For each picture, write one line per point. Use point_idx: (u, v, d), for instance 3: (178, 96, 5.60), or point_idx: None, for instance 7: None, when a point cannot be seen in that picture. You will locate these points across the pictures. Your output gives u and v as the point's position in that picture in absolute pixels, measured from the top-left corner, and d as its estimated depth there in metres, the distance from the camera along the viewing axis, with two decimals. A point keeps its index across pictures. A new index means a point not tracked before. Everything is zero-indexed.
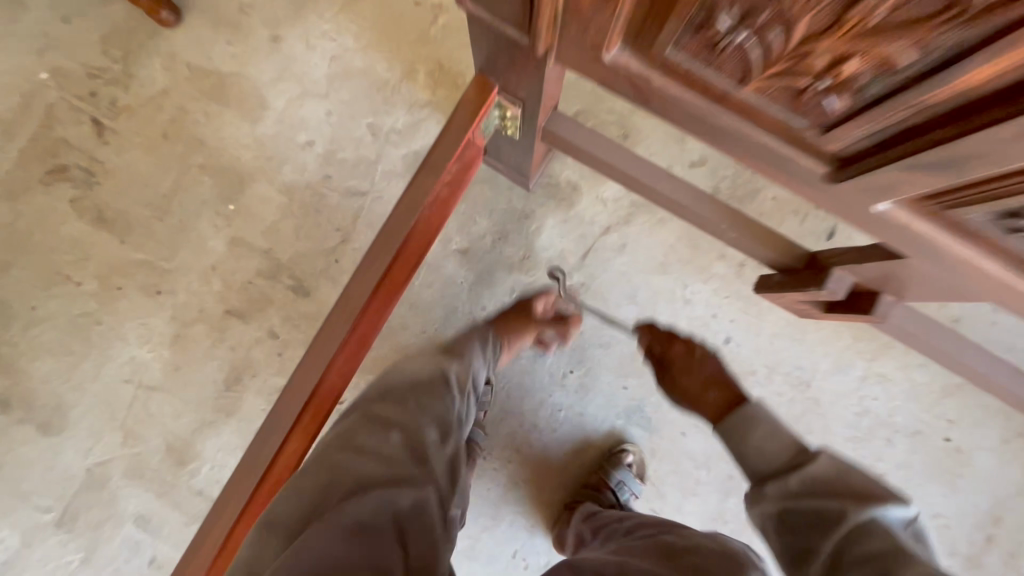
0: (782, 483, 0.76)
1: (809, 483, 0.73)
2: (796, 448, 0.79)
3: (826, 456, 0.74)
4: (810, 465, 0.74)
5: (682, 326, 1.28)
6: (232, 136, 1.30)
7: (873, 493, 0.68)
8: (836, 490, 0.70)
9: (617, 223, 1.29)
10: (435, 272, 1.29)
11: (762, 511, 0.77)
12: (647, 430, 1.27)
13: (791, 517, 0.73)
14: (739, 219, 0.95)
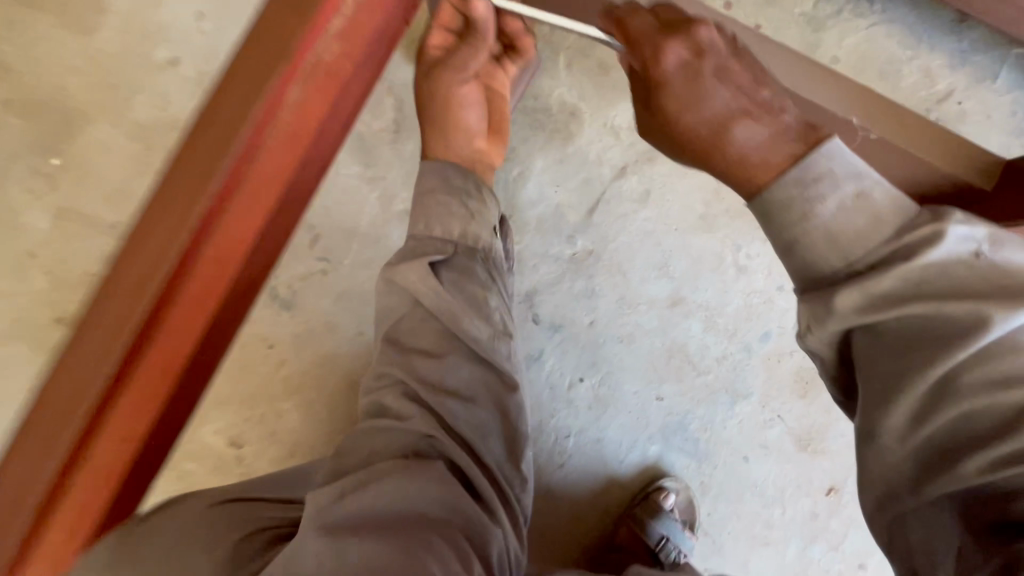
0: (874, 281, 0.38)
1: (899, 258, 0.38)
2: (898, 211, 0.39)
3: (960, 228, 0.37)
4: (926, 244, 0.37)
5: (736, 306, 0.89)
6: (51, 56, 0.85)
7: (1002, 272, 0.37)
8: (948, 278, 0.37)
9: (635, 162, 0.89)
10: (374, 246, 0.87)
11: (821, 332, 0.40)
12: (694, 458, 0.89)
13: (870, 346, 0.39)
14: (877, 113, 0.62)
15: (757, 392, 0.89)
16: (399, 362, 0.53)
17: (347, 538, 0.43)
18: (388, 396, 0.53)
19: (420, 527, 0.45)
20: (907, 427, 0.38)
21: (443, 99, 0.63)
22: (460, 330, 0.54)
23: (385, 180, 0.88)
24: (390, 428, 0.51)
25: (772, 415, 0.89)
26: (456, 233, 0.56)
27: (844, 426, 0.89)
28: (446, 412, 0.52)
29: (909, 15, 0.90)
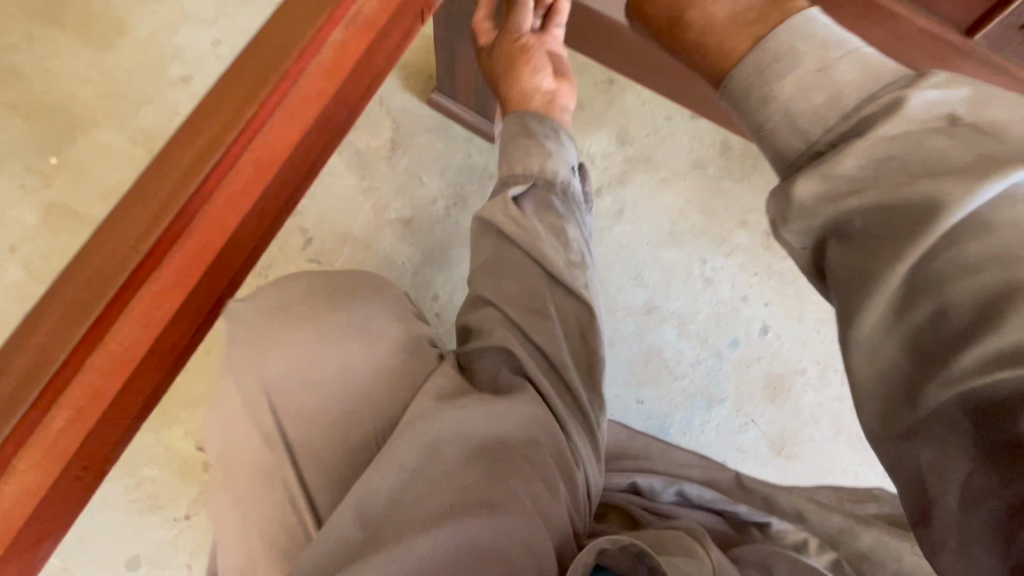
0: (831, 167, 0.33)
1: (850, 135, 0.33)
2: (864, 90, 0.34)
3: (927, 97, 0.32)
4: (881, 117, 0.32)
5: (706, 314, 0.95)
6: (66, 68, 0.91)
7: (985, 130, 0.30)
8: (926, 153, 0.31)
9: (609, 185, 0.99)
10: (365, 250, 0.91)
11: (796, 228, 0.34)
12: None
13: (866, 226, 0.31)
14: None
15: (730, 397, 0.93)
16: (488, 288, 0.60)
17: (384, 325, 0.56)
18: (480, 314, 0.59)
19: (508, 456, 0.47)
20: (933, 311, 0.28)
21: (514, 74, 0.71)
22: (539, 254, 0.59)
23: (380, 192, 0.93)
24: (485, 348, 0.56)
25: (746, 419, 0.93)
26: (537, 167, 0.65)
27: (813, 430, 0.93)
28: (533, 334, 0.57)
29: None
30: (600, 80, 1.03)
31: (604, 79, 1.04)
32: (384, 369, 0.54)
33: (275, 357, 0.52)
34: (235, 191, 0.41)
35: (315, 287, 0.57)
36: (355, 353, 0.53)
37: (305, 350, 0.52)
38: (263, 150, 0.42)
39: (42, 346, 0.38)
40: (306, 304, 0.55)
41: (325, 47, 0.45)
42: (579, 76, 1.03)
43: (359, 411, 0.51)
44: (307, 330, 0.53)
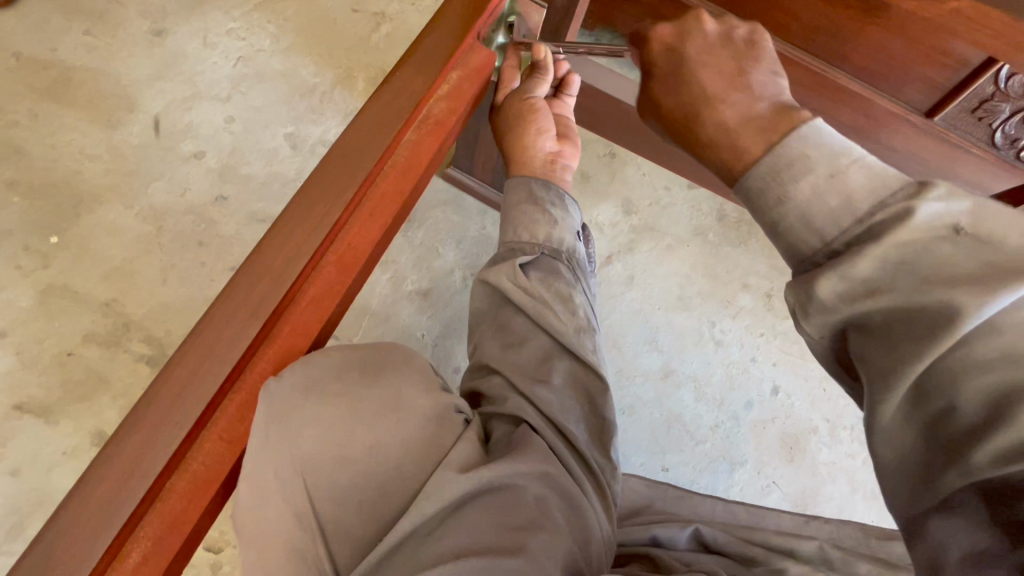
0: (845, 267, 0.31)
1: (861, 241, 0.31)
2: (877, 195, 0.32)
3: (933, 207, 0.30)
4: (894, 225, 0.30)
5: (720, 375, 0.98)
6: (70, 145, 0.88)
7: (988, 241, 0.29)
8: (934, 263, 0.29)
9: (618, 253, 1.02)
10: (383, 324, 0.89)
11: (813, 320, 0.33)
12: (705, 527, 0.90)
13: (868, 320, 0.31)
14: None
15: (750, 459, 0.94)
16: (494, 355, 0.52)
17: (424, 395, 0.43)
18: (487, 383, 0.52)
19: (526, 502, 0.40)
20: (944, 402, 0.29)
21: (519, 129, 0.59)
22: (544, 323, 0.53)
23: (395, 263, 0.93)
24: (495, 415, 0.49)
25: (768, 481, 0.93)
26: (543, 235, 0.57)
27: (831, 487, 0.94)
28: (539, 395, 0.49)
29: None
30: (602, 154, 1.08)
31: (606, 153, 1.09)
32: (432, 441, 0.41)
33: (310, 437, 0.38)
34: (318, 295, 0.42)
35: (349, 354, 0.43)
36: (395, 424, 0.40)
37: (342, 426, 0.39)
38: (345, 249, 0.43)
39: (126, 471, 0.37)
40: (338, 371, 0.41)
41: (402, 147, 0.47)
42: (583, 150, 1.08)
43: (392, 488, 0.39)
44: (338, 407, 0.39)
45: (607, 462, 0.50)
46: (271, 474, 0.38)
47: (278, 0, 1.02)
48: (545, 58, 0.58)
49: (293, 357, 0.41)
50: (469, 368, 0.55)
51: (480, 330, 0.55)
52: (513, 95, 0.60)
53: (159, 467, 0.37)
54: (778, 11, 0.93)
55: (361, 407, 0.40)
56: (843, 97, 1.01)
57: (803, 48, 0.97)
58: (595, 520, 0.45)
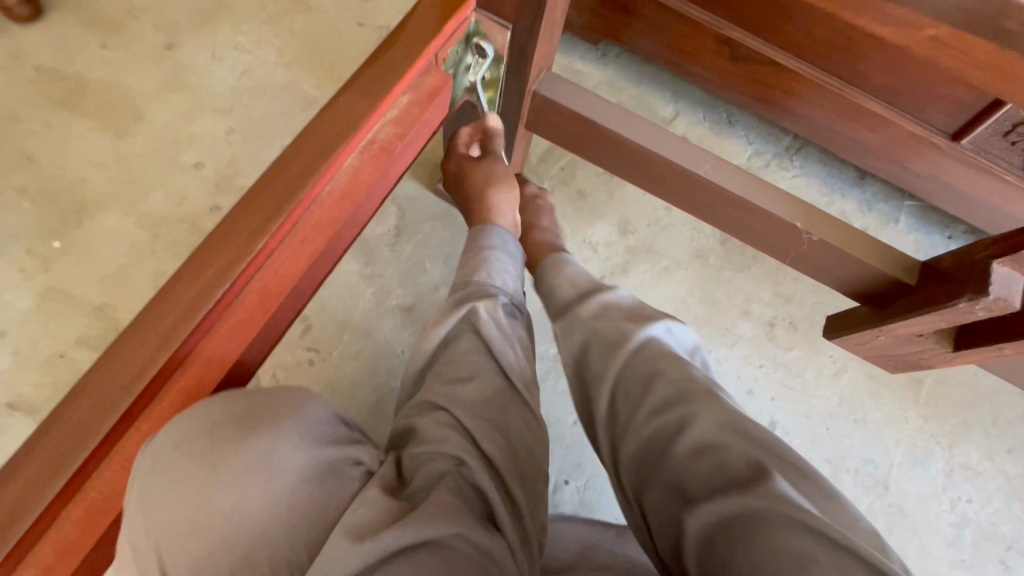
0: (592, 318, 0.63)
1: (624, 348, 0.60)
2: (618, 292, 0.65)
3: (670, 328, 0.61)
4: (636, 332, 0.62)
5: None
6: (79, 154, 0.92)
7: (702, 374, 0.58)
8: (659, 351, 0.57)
9: (611, 274, 0.99)
10: (365, 338, 0.89)
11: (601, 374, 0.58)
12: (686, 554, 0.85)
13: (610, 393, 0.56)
14: (820, 218, 0.63)
15: None
16: (439, 391, 0.51)
17: (298, 450, 0.41)
18: (425, 420, 0.49)
19: (457, 565, 0.38)
20: (648, 434, 0.51)
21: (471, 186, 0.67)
22: (502, 361, 0.54)
23: (381, 278, 0.92)
24: (426, 451, 0.46)
25: None
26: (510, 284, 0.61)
27: None
28: (481, 437, 0.48)
29: (820, 173, 1.14)
30: (602, 171, 1.05)
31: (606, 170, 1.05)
32: (305, 504, 0.40)
33: (166, 502, 0.38)
34: (236, 324, 0.42)
35: (232, 405, 0.42)
36: (257, 486, 0.39)
37: (201, 489, 0.38)
38: (269, 279, 0.43)
39: (26, 492, 0.39)
40: (208, 427, 0.40)
41: (339, 174, 0.46)
42: (581, 166, 1.05)
43: (257, 560, 0.37)
44: (199, 469, 0.39)
45: (539, 513, 0.49)
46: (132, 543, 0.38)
47: (285, 14, 1.04)
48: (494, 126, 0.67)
49: (206, 385, 0.42)
50: (414, 402, 0.52)
51: (437, 369, 0.54)
52: (494, 156, 0.68)
53: (54, 492, 0.39)
54: (788, 26, 0.88)
55: (221, 467, 0.38)
56: (860, 117, 0.95)
57: (818, 66, 0.92)
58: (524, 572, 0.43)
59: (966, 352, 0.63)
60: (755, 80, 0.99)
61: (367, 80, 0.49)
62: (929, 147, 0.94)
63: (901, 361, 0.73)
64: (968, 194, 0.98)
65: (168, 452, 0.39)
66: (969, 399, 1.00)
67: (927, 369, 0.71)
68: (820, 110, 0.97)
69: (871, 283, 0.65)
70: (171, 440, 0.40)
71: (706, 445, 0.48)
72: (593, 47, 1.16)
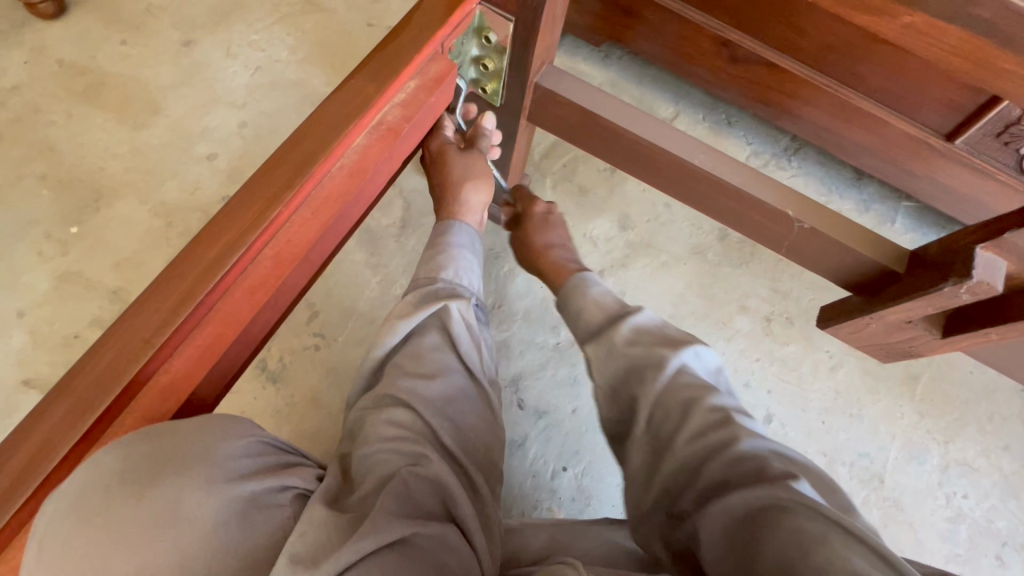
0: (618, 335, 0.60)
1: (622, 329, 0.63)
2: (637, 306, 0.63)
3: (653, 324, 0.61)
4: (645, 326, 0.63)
5: None
6: (98, 144, 0.95)
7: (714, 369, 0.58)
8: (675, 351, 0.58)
9: (610, 267, 1.02)
10: (369, 326, 0.91)
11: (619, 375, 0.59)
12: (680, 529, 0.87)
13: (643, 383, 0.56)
14: (811, 207, 0.65)
15: None
16: (404, 386, 0.52)
17: (214, 497, 0.38)
18: (377, 418, 0.50)
19: (415, 562, 0.39)
20: (680, 423, 0.51)
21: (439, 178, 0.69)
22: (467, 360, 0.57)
23: (386, 268, 0.95)
24: (380, 449, 0.47)
25: None
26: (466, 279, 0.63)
27: None
28: (443, 434, 0.50)
29: (817, 173, 1.16)
30: (602, 168, 1.07)
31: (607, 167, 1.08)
32: (231, 546, 0.37)
33: (66, 572, 0.35)
34: (251, 287, 0.45)
35: (138, 449, 0.39)
36: (169, 542, 0.36)
37: (98, 558, 0.35)
38: (281, 247, 0.46)
39: (46, 440, 0.40)
40: (109, 484, 0.37)
41: (350, 152, 0.49)
42: (582, 163, 1.07)
43: None
44: (101, 532, 0.36)
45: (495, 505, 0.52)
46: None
47: (298, 13, 1.08)
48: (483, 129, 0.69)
49: (221, 343, 0.44)
50: (368, 397, 0.54)
51: (399, 361, 0.55)
52: (472, 154, 0.69)
53: (75, 441, 0.40)
54: (786, 29, 0.91)
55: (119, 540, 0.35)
56: (857, 117, 0.97)
57: (815, 67, 0.94)
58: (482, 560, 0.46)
59: (954, 338, 0.66)
60: (752, 81, 1.01)
61: (374, 65, 0.52)
62: (922, 148, 0.96)
63: (893, 350, 0.76)
64: (962, 194, 1.00)
65: (67, 515, 0.37)
66: (965, 395, 1.00)
67: (917, 357, 0.73)
68: (817, 109, 0.99)
69: (861, 272, 0.67)
70: (93, 471, 0.38)
71: (750, 453, 0.47)
72: (596, 49, 1.19)
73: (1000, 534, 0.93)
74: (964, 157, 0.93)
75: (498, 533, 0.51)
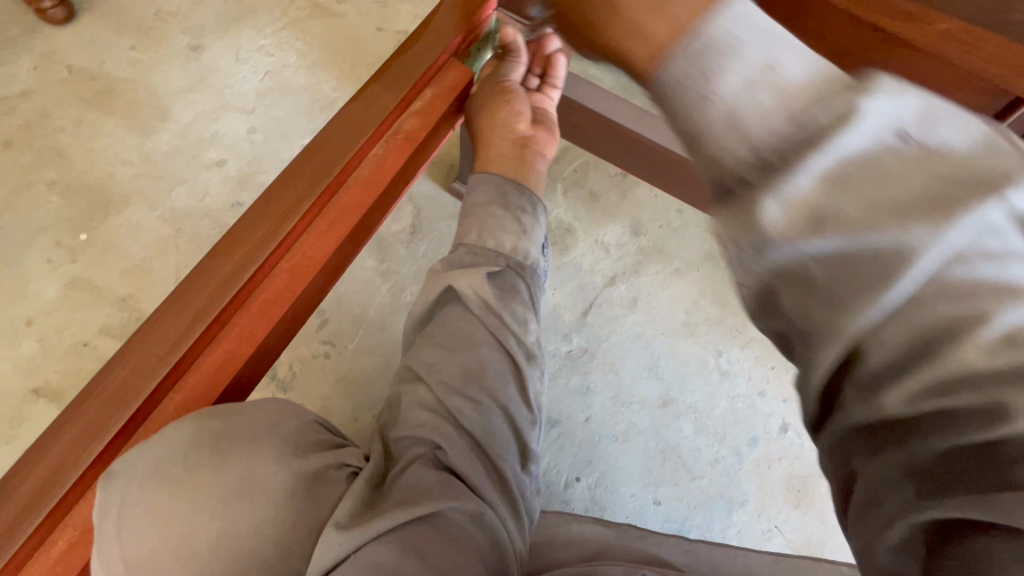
0: (769, 182, 0.24)
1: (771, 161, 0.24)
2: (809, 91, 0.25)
3: (878, 103, 0.23)
4: (817, 116, 0.24)
5: (724, 409, 0.93)
6: (106, 150, 0.95)
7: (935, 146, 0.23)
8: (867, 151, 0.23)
9: (623, 273, 1.00)
10: (380, 332, 0.90)
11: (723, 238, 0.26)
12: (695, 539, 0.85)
13: (974, 388, 0.21)
14: None
15: (751, 500, 0.89)
16: (425, 361, 0.50)
17: (283, 468, 0.40)
18: (412, 393, 0.50)
19: (449, 540, 0.39)
20: (872, 345, 0.22)
21: (492, 124, 0.61)
22: (501, 339, 0.52)
23: (397, 274, 0.94)
24: (408, 436, 0.47)
25: (768, 524, 0.88)
26: (508, 246, 0.56)
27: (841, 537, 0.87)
28: (464, 418, 0.48)
29: None
30: (614, 173, 1.06)
31: (618, 172, 1.06)
32: (297, 516, 0.39)
33: (142, 528, 0.37)
34: (266, 302, 0.45)
35: (208, 425, 0.40)
36: (244, 507, 0.38)
37: (180, 524, 0.37)
38: (296, 260, 0.46)
39: (58, 465, 0.41)
40: (186, 450, 0.39)
41: (366, 161, 0.49)
42: (593, 168, 1.06)
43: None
44: (180, 491, 0.38)
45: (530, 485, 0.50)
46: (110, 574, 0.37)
47: (307, 18, 1.07)
48: (515, 41, 0.61)
49: (236, 359, 0.43)
50: (400, 369, 0.53)
51: (430, 334, 0.53)
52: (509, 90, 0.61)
53: (101, 449, 0.40)
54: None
55: (199, 500, 0.38)
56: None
57: None
58: (514, 546, 0.45)
59: None
60: None
61: (389, 71, 0.52)
62: None
63: None
64: None
65: (145, 483, 0.39)
66: None
67: None
68: None
69: None
70: (165, 443, 0.40)
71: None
72: None
73: None
74: None
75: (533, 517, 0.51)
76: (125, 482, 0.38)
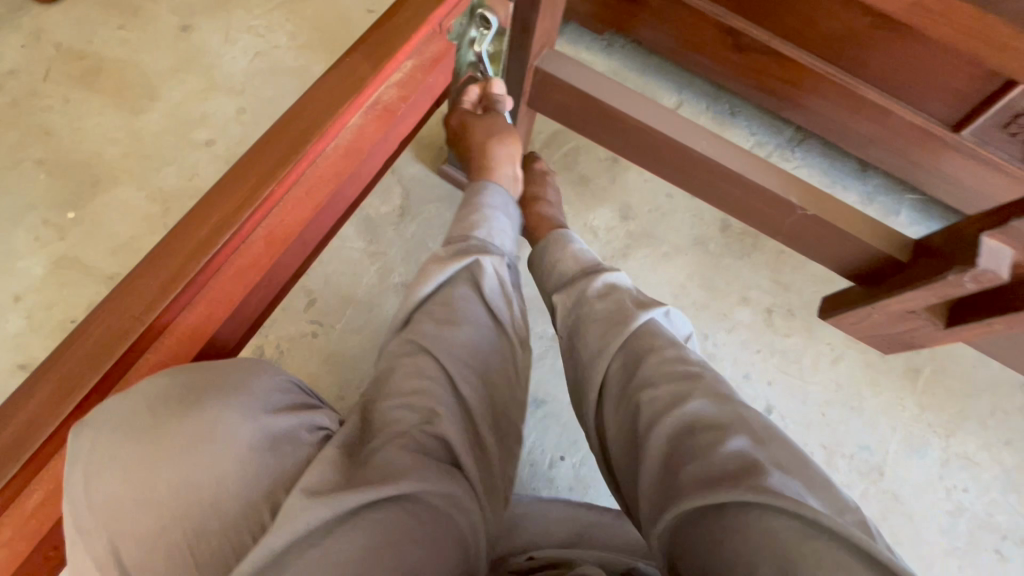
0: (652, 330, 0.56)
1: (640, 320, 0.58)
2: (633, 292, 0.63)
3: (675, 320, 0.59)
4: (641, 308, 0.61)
5: None
6: (95, 128, 0.95)
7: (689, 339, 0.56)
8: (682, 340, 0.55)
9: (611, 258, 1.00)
10: (368, 312, 0.91)
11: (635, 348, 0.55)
12: None
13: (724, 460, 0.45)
14: (814, 195, 0.65)
15: None
16: (426, 333, 0.52)
17: (249, 422, 0.41)
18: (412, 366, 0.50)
19: (422, 523, 0.39)
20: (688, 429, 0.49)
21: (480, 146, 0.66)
22: (499, 317, 0.56)
23: (385, 255, 0.94)
24: (399, 406, 0.47)
25: None
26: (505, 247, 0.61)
27: None
28: (462, 388, 0.49)
29: (822, 165, 1.14)
30: (604, 157, 1.06)
31: (608, 157, 1.06)
32: (262, 468, 0.40)
33: (107, 475, 0.38)
34: (243, 265, 0.48)
35: (183, 376, 0.42)
36: (210, 456, 0.39)
37: (148, 469, 0.38)
38: (275, 226, 0.49)
39: None
40: (156, 400, 0.41)
41: (344, 131, 0.52)
42: (583, 153, 1.06)
43: (208, 528, 0.37)
44: (146, 440, 0.39)
45: (507, 468, 0.51)
46: (76, 519, 0.38)
47: None
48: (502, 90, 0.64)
49: (216, 318, 0.47)
50: (395, 343, 0.53)
51: (427, 311, 0.54)
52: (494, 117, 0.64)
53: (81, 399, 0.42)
54: (788, 14, 0.89)
55: (164, 448, 0.38)
56: (861, 107, 0.95)
57: (822, 58, 0.92)
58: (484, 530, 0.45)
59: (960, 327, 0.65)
60: (756, 70, 0.99)
61: (368, 44, 0.54)
62: (930, 140, 0.93)
63: (893, 340, 0.75)
64: (970, 189, 0.96)
65: (114, 431, 0.39)
66: (968, 389, 0.98)
67: (919, 348, 0.73)
68: (822, 100, 0.97)
69: (865, 261, 0.66)
70: (142, 395, 0.41)
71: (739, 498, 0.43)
72: (599, 38, 1.18)
73: (1002, 527, 0.91)
74: (976, 150, 0.90)
75: (505, 500, 0.51)
76: (97, 432, 0.39)
